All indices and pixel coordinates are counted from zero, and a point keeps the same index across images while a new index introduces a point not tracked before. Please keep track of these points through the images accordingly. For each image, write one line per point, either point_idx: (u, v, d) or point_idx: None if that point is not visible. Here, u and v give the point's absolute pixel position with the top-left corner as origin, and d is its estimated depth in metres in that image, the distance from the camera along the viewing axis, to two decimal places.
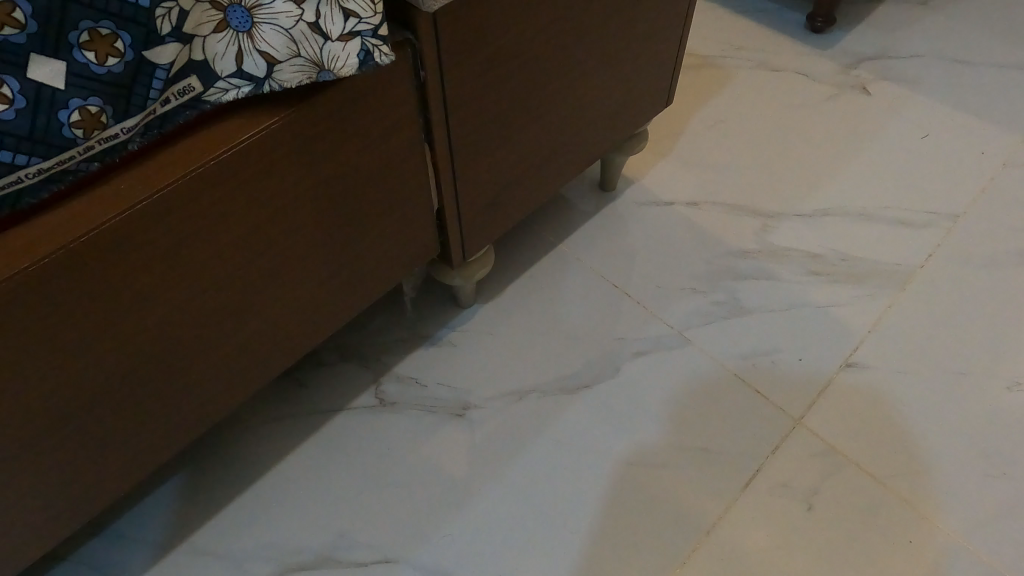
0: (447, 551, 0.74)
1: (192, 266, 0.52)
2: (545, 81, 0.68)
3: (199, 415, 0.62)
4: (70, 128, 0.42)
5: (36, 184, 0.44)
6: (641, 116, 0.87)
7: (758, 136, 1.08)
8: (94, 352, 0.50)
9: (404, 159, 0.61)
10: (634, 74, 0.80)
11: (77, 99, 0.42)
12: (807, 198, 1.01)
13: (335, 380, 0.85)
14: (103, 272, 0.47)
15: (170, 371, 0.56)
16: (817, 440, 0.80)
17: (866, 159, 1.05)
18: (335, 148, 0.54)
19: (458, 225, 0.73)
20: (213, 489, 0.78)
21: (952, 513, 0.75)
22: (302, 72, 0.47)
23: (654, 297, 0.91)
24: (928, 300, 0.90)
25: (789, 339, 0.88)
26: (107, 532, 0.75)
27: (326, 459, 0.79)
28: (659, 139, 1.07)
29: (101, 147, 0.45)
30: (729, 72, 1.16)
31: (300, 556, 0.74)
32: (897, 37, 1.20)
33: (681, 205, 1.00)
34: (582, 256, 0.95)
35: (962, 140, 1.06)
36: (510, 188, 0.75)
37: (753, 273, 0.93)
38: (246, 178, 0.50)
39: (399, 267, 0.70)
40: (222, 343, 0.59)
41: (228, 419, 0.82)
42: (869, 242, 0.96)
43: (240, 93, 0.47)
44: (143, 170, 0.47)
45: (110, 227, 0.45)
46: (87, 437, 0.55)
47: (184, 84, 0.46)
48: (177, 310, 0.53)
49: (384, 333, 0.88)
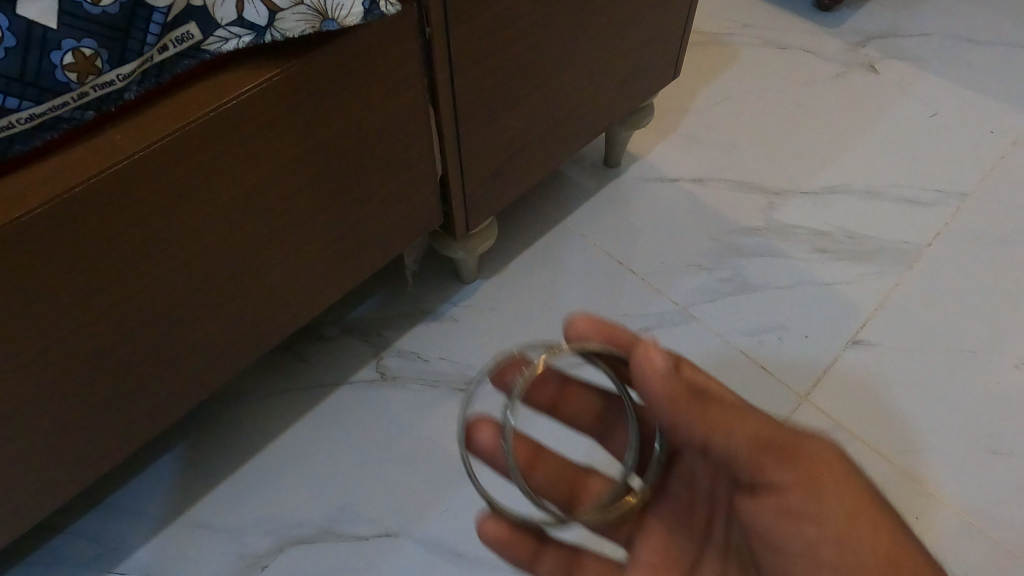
0: (449, 526, 0.73)
1: (191, 227, 0.50)
2: (553, 46, 0.67)
3: (197, 383, 0.61)
4: (63, 71, 0.41)
5: (29, 131, 0.42)
6: (650, 88, 0.85)
7: (765, 113, 1.06)
8: (88, 309, 0.49)
9: (407, 121, 0.60)
10: (645, 42, 0.78)
11: (70, 40, 0.40)
12: (814, 176, 0.99)
13: (335, 354, 0.83)
14: (100, 226, 0.45)
15: (168, 336, 0.55)
16: (823, 417, 0.79)
17: (873, 137, 1.03)
18: (338, 107, 0.53)
19: (461, 195, 0.72)
20: (210, 463, 0.77)
21: (957, 490, 0.75)
22: (305, 21, 0.46)
23: (658, 274, 0.90)
24: (935, 278, 0.89)
25: (795, 317, 0.87)
26: (103, 505, 0.74)
27: (327, 434, 0.78)
28: (664, 115, 1.06)
29: (96, 95, 0.43)
30: (735, 49, 1.14)
31: (301, 530, 0.73)
32: (907, 15, 1.18)
33: (686, 181, 0.98)
34: (586, 232, 0.93)
35: (971, 119, 1.05)
36: (515, 157, 0.74)
37: (759, 251, 0.92)
38: (245, 134, 0.49)
39: (401, 235, 0.69)
40: (219, 306, 0.57)
41: (226, 391, 0.81)
42: (876, 220, 0.95)
43: (241, 42, 0.46)
44: (140, 121, 0.45)
45: (110, 177, 0.44)
46: (84, 400, 0.53)
47: (183, 31, 0.44)
48: (175, 270, 0.52)
49: (384, 308, 0.87)
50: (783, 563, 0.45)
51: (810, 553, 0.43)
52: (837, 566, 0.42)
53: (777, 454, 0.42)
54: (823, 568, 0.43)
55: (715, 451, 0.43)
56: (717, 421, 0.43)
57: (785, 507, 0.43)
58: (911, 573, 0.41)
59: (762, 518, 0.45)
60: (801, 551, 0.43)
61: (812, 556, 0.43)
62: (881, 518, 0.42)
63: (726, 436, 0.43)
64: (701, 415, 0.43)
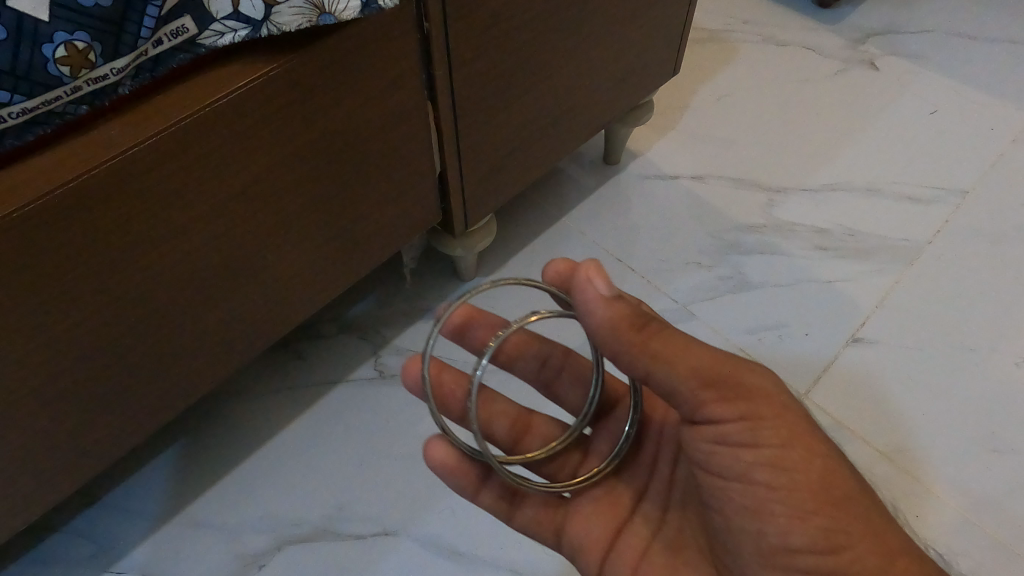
0: (447, 525, 0.73)
1: (187, 223, 0.50)
2: (552, 42, 0.66)
3: (193, 381, 0.60)
4: (55, 65, 0.40)
5: (21, 126, 0.41)
6: (650, 85, 0.85)
7: (765, 110, 1.06)
8: (82, 306, 0.48)
9: (405, 117, 0.59)
10: (645, 37, 0.77)
11: (62, 33, 0.39)
12: (814, 173, 0.99)
13: (333, 352, 0.83)
14: (93, 222, 0.45)
15: (164, 333, 0.55)
16: (823, 415, 0.79)
17: (873, 134, 1.03)
18: (336, 103, 0.52)
19: (460, 192, 0.71)
20: (207, 461, 0.76)
21: (957, 488, 0.75)
22: (302, 15, 0.45)
23: (657, 271, 0.90)
24: (936, 276, 0.89)
25: (794, 314, 0.86)
26: (99, 503, 0.74)
27: (325, 432, 0.78)
28: (664, 112, 1.05)
29: (89, 89, 0.42)
30: (735, 46, 1.14)
31: (298, 528, 0.72)
32: (907, 12, 1.18)
33: (685, 178, 0.98)
34: (585, 229, 0.93)
35: (971, 116, 1.05)
36: (514, 154, 0.73)
37: (759, 248, 0.92)
38: (242, 129, 0.48)
39: (399, 232, 0.68)
40: (215, 303, 0.57)
41: (223, 389, 0.80)
42: (876, 218, 0.94)
43: (237, 36, 0.45)
44: (134, 116, 0.45)
45: (103, 172, 0.43)
46: (78, 399, 0.53)
47: (179, 25, 0.43)
48: (171, 267, 0.51)
49: (382, 305, 0.86)
50: (722, 486, 0.46)
51: (746, 476, 0.45)
52: (770, 485, 0.44)
53: (721, 392, 0.44)
54: (758, 488, 0.45)
55: (660, 387, 0.45)
56: (660, 354, 0.44)
57: (723, 435, 0.45)
58: (837, 486, 0.44)
59: (700, 448, 0.46)
60: (738, 474, 0.45)
61: (747, 479, 0.45)
62: (812, 441, 0.45)
63: (675, 374, 0.44)
64: (647, 351, 0.44)
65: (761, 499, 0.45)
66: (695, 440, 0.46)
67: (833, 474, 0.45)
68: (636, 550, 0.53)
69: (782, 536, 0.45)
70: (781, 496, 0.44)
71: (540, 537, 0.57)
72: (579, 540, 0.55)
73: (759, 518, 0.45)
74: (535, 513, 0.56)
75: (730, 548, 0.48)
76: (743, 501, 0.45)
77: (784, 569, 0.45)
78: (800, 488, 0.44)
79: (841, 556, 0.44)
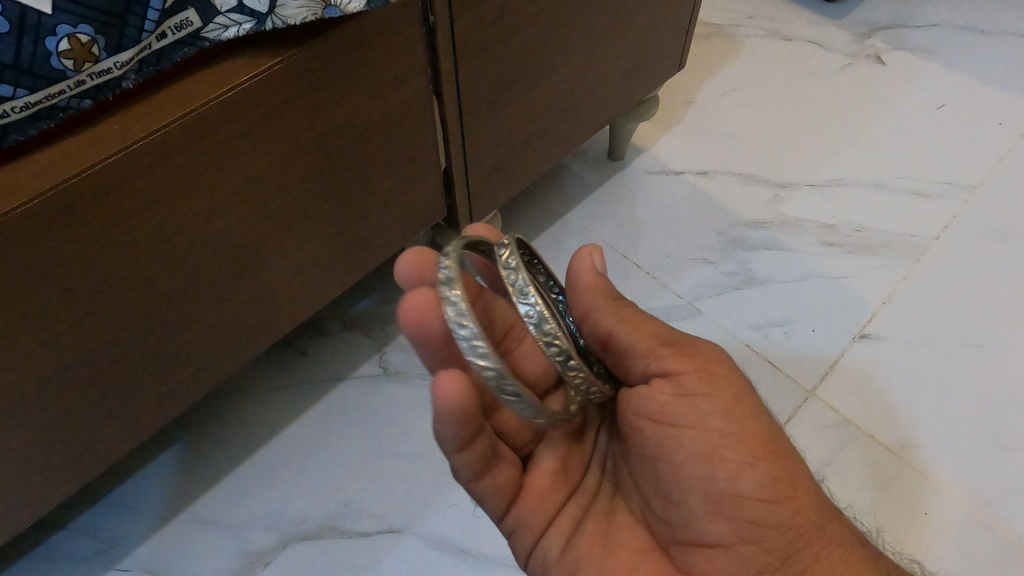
0: (453, 522, 0.73)
1: (191, 219, 0.50)
2: (557, 37, 0.65)
3: (197, 379, 0.60)
4: (59, 58, 0.40)
5: (24, 120, 0.41)
6: (656, 79, 0.84)
7: (771, 106, 1.05)
8: (85, 303, 0.48)
9: (410, 113, 0.59)
10: (651, 32, 0.77)
11: (66, 26, 0.39)
12: (821, 169, 0.98)
13: (338, 349, 0.83)
14: (98, 217, 0.44)
15: (166, 330, 0.54)
16: (831, 412, 0.78)
17: (880, 129, 1.02)
18: (341, 97, 0.52)
19: (464, 188, 0.71)
20: (212, 458, 0.76)
21: (965, 485, 0.74)
22: (307, 8, 0.45)
23: (663, 267, 0.89)
24: (943, 272, 0.88)
25: (802, 311, 0.86)
26: (104, 501, 0.74)
27: (329, 430, 0.78)
28: (669, 107, 1.05)
29: (93, 83, 0.42)
30: (742, 41, 1.13)
31: (303, 526, 0.72)
32: (914, 6, 1.17)
33: (691, 174, 0.97)
34: (589, 225, 0.92)
35: (980, 110, 1.04)
36: (519, 150, 0.73)
37: (764, 244, 0.91)
38: (247, 124, 0.48)
39: (402, 228, 0.68)
40: (219, 301, 0.56)
41: (227, 387, 0.80)
42: (884, 213, 0.94)
43: (241, 30, 0.45)
44: (138, 111, 0.45)
45: (106, 168, 0.43)
46: (81, 396, 0.53)
47: (182, 18, 0.43)
48: (176, 263, 0.51)
49: (385, 303, 0.86)
50: (674, 437, 0.47)
51: (700, 424, 0.47)
52: (723, 431, 0.47)
53: (677, 348, 0.49)
54: (712, 436, 0.47)
55: (618, 346, 0.50)
56: (629, 317, 0.50)
57: (680, 386, 0.48)
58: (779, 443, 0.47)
59: (657, 399, 0.48)
60: (693, 421, 0.47)
61: (702, 427, 0.47)
62: (752, 401, 0.48)
63: (636, 333, 0.49)
64: (617, 313, 0.50)
65: (713, 446, 0.46)
66: (650, 392, 0.48)
67: (773, 433, 0.48)
68: (572, 522, 0.52)
69: (731, 481, 0.46)
70: (732, 443, 0.46)
71: (490, 505, 0.51)
72: (528, 518, 0.52)
73: (711, 465, 0.46)
74: (501, 479, 0.50)
75: (676, 500, 0.48)
76: (696, 448, 0.47)
77: (731, 517, 0.47)
78: (749, 437, 0.47)
79: (788, 506, 0.47)
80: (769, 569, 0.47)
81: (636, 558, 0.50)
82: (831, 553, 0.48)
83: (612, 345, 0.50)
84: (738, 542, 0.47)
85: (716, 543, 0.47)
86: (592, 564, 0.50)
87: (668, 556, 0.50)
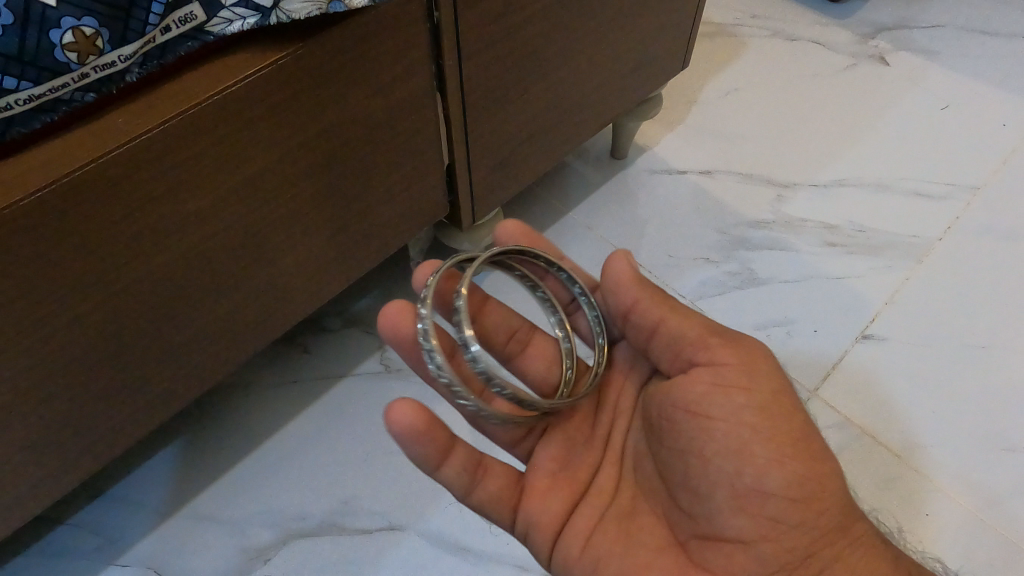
0: (453, 520, 0.72)
1: (195, 213, 0.49)
2: (562, 33, 0.65)
3: (198, 374, 0.60)
4: (63, 51, 0.39)
5: (28, 113, 0.41)
6: (660, 78, 0.84)
7: (773, 106, 1.05)
8: (87, 296, 0.48)
9: (415, 108, 0.58)
10: (655, 30, 0.76)
11: (70, 18, 0.39)
12: (823, 169, 0.98)
13: (339, 346, 0.83)
14: (101, 210, 0.44)
15: (170, 325, 0.54)
16: (832, 413, 0.78)
17: (883, 130, 1.02)
18: (347, 91, 0.52)
19: (468, 185, 0.71)
20: (212, 454, 0.76)
21: (967, 487, 0.74)
22: (312, 3, 0.45)
23: (666, 267, 0.89)
24: (946, 273, 0.88)
25: (804, 312, 0.86)
26: (104, 497, 0.74)
27: (330, 427, 0.77)
28: (672, 106, 1.04)
29: (97, 76, 0.42)
30: (744, 40, 1.13)
31: (303, 522, 0.72)
32: (917, 7, 1.17)
33: (693, 173, 0.97)
34: (592, 224, 0.92)
35: (983, 111, 1.04)
36: (523, 147, 0.73)
37: (766, 244, 0.91)
38: (251, 117, 0.48)
39: (405, 224, 0.68)
40: (222, 295, 0.56)
41: (227, 383, 0.80)
42: (887, 214, 0.94)
43: (246, 24, 0.45)
44: (143, 103, 0.44)
45: (110, 160, 0.43)
46: (82, 390, 0.52)
47: (187, 11, 0.43)
48: (179, 257, 0.51)
49: (386, 300, 0.86)
50: (709, 427, 0.47)
51: (734, 416, 0.47)
52: (754, 425, 0.46)
53: (723, 338, 0.49)
54: (744, 430, 0.46)
55: (665, 335, 0.50)
56: (676, 307, 0.50)
57: (719, 375, 0.48)
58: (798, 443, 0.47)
59: (695, 388, 0.48)
60: (727, 414, 0.47)
61: (735, 419, 0.47)
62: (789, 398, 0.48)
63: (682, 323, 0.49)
64: (665, 303, 0.50)
65: (744, 440, 0.46)
66: (690, 382, 0.48)
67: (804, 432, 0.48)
68: (590, 523, 0.51)
69: (758, 477, 0.46)
70: (763, 438, 0.46)
71: (495, 514, 0.52)
72: (540, 517, 0.51)
73: (740, 459, 0.46)
74: (492, 488, 0.51)
75: (702, 493, 0.48)
76: (728, 441, 0.47)
77: (753, 513, 0.47)
78: (780, 433, 0.47)
79: (809, 506, 0.47)
80: (785, 566, 0.47)
81: (653, 555, 0.49)
82: (842, 553, 0.48)
83: (654, 336, 0.51)
84: (758, 539, 0.47)
85: (736, 538, 0.47)
86: (609, 561, 0.50)
87: (685, 552, 0.49)
